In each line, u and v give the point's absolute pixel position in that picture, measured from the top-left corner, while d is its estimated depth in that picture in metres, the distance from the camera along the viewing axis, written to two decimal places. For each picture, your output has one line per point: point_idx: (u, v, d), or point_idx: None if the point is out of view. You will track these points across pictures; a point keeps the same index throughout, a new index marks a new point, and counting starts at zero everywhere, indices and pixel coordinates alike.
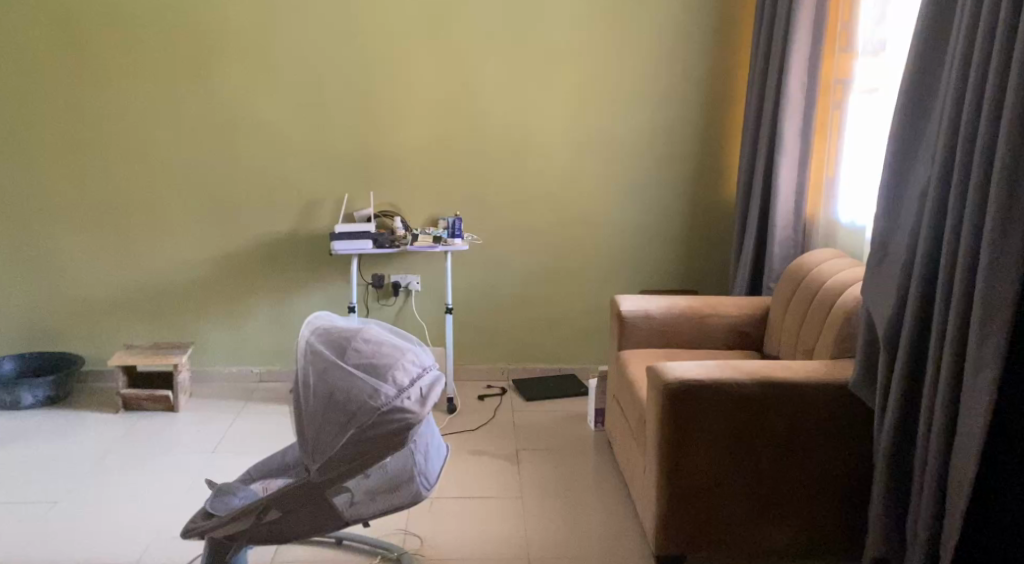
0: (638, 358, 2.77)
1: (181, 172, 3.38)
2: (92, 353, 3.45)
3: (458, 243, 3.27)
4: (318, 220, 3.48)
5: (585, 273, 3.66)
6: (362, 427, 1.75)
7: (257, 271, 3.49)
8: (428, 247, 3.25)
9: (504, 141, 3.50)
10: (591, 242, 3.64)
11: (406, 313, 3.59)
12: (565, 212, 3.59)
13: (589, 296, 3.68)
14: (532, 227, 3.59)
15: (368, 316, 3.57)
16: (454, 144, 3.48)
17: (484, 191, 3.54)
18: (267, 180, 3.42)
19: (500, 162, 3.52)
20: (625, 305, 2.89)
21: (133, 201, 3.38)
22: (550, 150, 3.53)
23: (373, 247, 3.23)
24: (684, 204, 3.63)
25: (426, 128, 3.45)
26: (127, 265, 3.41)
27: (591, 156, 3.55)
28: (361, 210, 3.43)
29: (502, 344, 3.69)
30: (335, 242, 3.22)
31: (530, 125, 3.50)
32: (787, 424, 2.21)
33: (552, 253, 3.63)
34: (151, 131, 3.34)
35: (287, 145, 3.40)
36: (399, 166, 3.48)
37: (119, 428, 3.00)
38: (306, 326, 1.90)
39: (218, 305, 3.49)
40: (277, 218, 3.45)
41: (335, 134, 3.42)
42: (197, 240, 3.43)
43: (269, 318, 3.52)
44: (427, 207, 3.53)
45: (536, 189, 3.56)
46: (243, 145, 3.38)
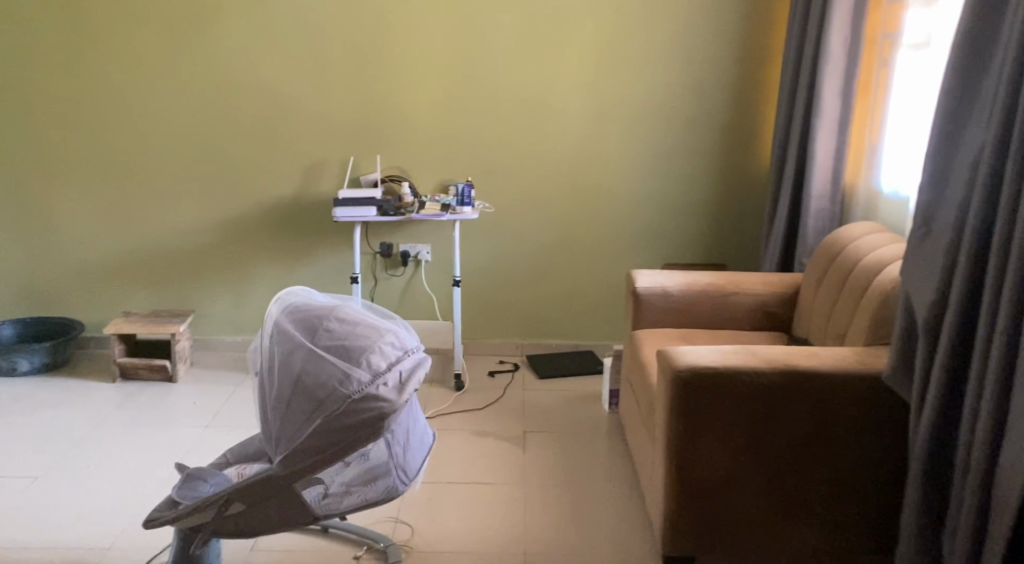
0: (653, 339, 2.56)
1: (182, 135, 3.24)
2: (95, 319, 3.38)
3: (467, 210, 3.08)
4: (323, 185, 3.32)
5: (604, 244, 3.45)
6: (331, 416, 1.61)
7: (261, 239, 3.36)
8: (434, 215, 3.05)
9: (519, 102, 3.27)
10: (612, 211, 3.41)
11: (416, 284, 3.43)
12: (584, 178, 3.37)
13: (608, 269, 3.47)
14: (549, 194, 3.38)
15: (375, 286, 3.43)
16: (466, 106, 3.27)
17: (498, 156, 3.33)
18: (271, 143, 3.27)
19: (515, 125, 3.30)
20: (641, 281, 2.68)
21: (133, 165, 3.26)
22: (569, 112, 3.29)
23: (376, 215, 3.06)
24: (713, 171, 3.37)
25: (437, 89, 3.24)
26: (129, 229, 3.31)
27: (613, 119, 3.31)
28: (367, 175, 3.26)
29: (516, 318, 3.51)
30: (337, 209, 3.05)
31: (548, 85, 3.26)
32: (812, 417, 2.00)
33: (570, 223, 3.42)
34: (150, 91, 3.19)
35: (290, 106, 3.23)
36: (408, 129, 3.28)
37: (116, 398, 2.92)
38: (275, 302, 1.74)
39: (223, 273, 3.38)
40: (281, 183, 3.31)
41: (341, 94, 3.23)
42: (199, 206, 3.31)
43: (274, 286, 3.40)
44: (437, 173, 3.34)
45: (554, 154, 3.34)
46: (246, 106, 3.22)
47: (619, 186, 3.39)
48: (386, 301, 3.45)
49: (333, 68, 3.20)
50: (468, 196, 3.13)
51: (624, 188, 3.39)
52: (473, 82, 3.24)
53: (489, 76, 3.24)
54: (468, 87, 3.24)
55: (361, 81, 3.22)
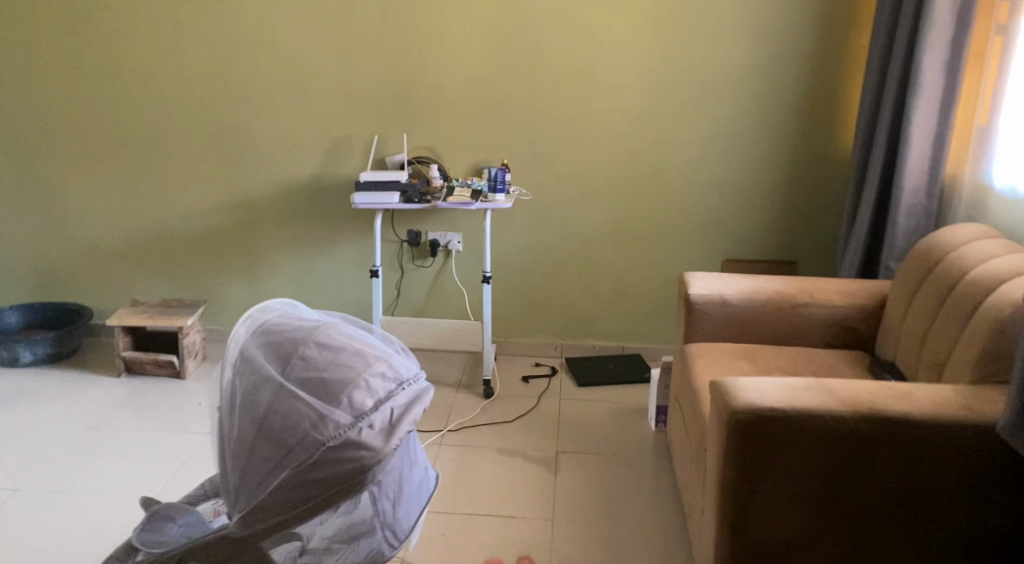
0: (708, 356, 2.19)
1: (193, 111, 2.99)
2: (107, 305, 3.19)
3: (500, 199, 2.73)
4: (345, 166, 3.02)
5: (656, 235, 3.07)
6: (300, 468, 1.31)
7: (280, 224, 3.10)
8: (463, 204, 2.70)
9: (563, 75, 2.89)
10: (666, 200, 3.03)
11: (446, 277, 3.12)
12: (635, 162, 2.98)
13: (660, 263, 3.09)
14: (595, 180, 3.01)
15: (402, 278, 3.13)
16: (503, 79, 2.91)
17: (537, 136, 2.97)
18: (289, 120, 2.98)
19: (558, 101, 2.93)
20: (696, 286, 2.28)
21: (143, 143, 3.03)
22: (620, 87, 2.90)
23: (399, 202, 2.73)
24: (785, 155, 2.94)
25: (470, 60, 2.89)
26: (140, 210, 3.10)
27: (670, 95, 2.90)
28: (393, 156, 2.94)
29: (555, 316, 3.17)
30: (356, 195, 2.74)
31: (596, 56, 2.87)
32: (903, 474, 1.62)
33: (618, 212, 3.05)
34: (158, 63, 2.93)
35: (309, 79, 2.93)
36: (438, 105, 2.95)
37: (118, 397, 2.72)
38: (243, 323, 1.45)
39: (240, 260, 3.15)
40: (300, 164, 3.03)
41: (365, 65, 2.91)
42: (214, 187, 3.07)
43: (294, 275, 3.15)
44: (471, 154, 3.00)
45: (601, 135, 2.96)
46: (261, 79, 2.94)
47: (675, 172, 2.99)
48: (414, 294, 3.16)
49: (355, 37, 2.88)
50: (501, 180, 2.77)
51: (681, 173, 2.99)
52: (510, 53, 2.88)
53: (528, 45, 2.87)
54: (505, 57, 2.88)
55: (386, 51, 2.90)
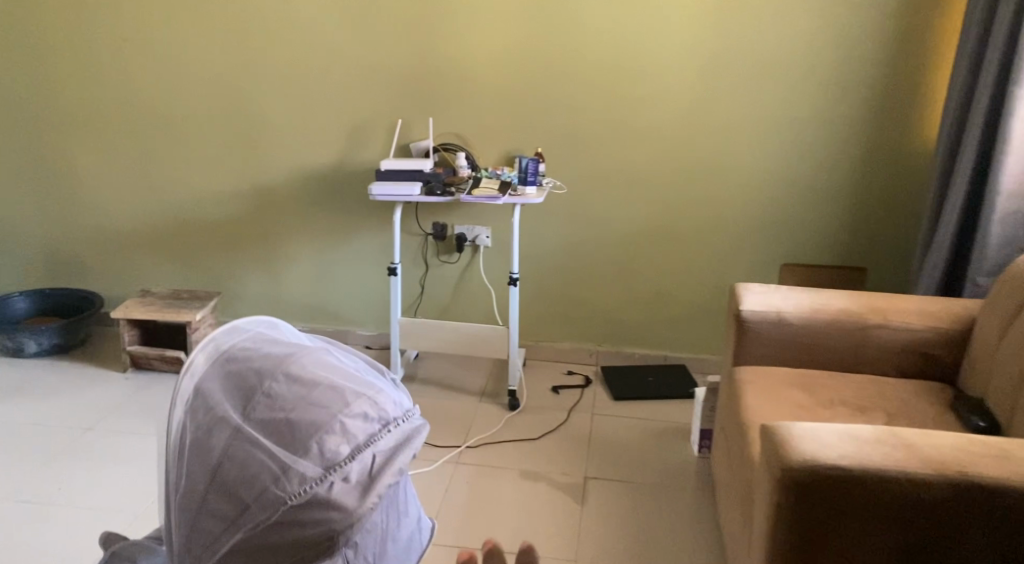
0: (759, 383, 1.89)
1: (207, 92, 2.79)
2: (121, 294, 3.06)
3: (530, 193, 2.47)
4: (366, 152, 2.80)
5: (705, 235, 2.76)
6: (258, 530, 1.10)
7: (298, 213, 2.90)
8: (490, 198, 2.45)
9: (606, 56, 2.60)
10: (718, 196, 2.72)
11: (473, 273, 2.89)
12: (684, 153, 2.68)
13: (708, 266, 2.79)
14: (639, 172, 2.72)
15: (426, 273, 2.92)
16: (538, 59, 2.63)
17: (576, 123, 2.69)
18: (307, 102, 2.76)
19: (599, 85, 2.63)
20: (747, 301, 1.98)
21: (156, 125, 2.86)
22: (669, 69, 2.59)
23: (420, 194, 2.49)
24: (855, 148, 2.60)
25: (502, 38, 2.62)
26: (153, 195, 2.94)
27: (726, 79, 2.58)
28: (418, 142, 2.70)
29: (590, 320, 2.90)
30: (374, 186, 2.51)
31: (642, 35, 2.57)
32: (993, 550, 1.32)
33: (663, 208, 2.75)
34: (170, 40, 2.74)
35: (328, 58, 2.70)
36: (467, 88, 2.69)
37: (121, 393, 2.57)
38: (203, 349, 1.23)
39: (257, 250, 2.96)
40: (319, 149, 2.82)
41: (388, 43, 2.67)
42: (229, 173, 2.89)
43: (313, 267, 2.95)
44: (502, 141, 2.74)
45: (646, 123, 2.66)
46: (277, 57, 2.72)
47: (728, 165, 2.68)
48: (439, 291, 2.94)
49: (378, 11, 2.64)
50: (531, 171, 2.53)
51: (736, 167, 2.68)
52: (547, 31, 2.60)
53: (567, 22, 2.58)
54: (541, 35, 2.60)
55: (411, 27, 2.64)
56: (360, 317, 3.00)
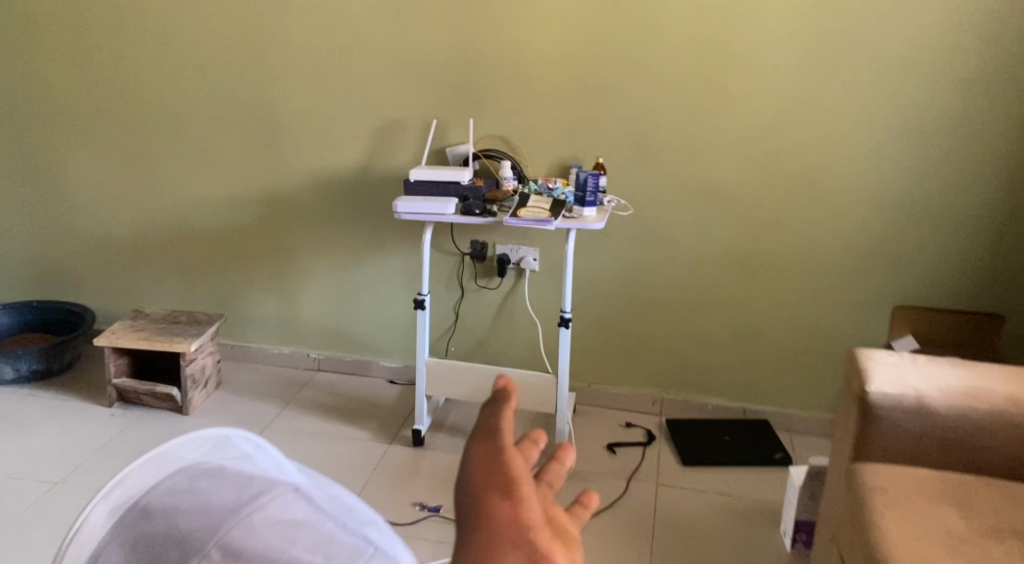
0: (895, 497, 1.41)
1: (213, 85, 2.41)
2: (117, 308, 2.71)
3: (590, 218, 2.00)
4: (395, 157, 2.38)
5: (799, 267, 2.27)
6: None
7: (316, 224, 2.50)
8: (540, 222, 1.98)
9: (686, 47, 2.12)
10: (818, 221, 2.22)
11: (516, 302, 2.46)
12: (778, 168, 2.19)
13: (801, 304, 2.30)
14: (721, 190, 2.24)
15: (462, 299, 2.50)
16: (602, 50, 2.16)
17: (645, 128, 2.21)
18: (327, 97, 2.36)
19: (676, 82, 2.15)
20: (880, 379, 1.49)
21: (157, 121, 2.48)
22: (764, 65, 2.10)
23: (455, 214, 2.05)
24: (1000, 168, 2.07)
25: (560, 25, 2.16)
26: (153, 200, 2.57)
27: (836, 79, 2.08)
28: (455, 147, 2.27)
29: (653, 361, 2.44)
30: (399, 203, 2.07)
31: (731, 23, 2.08)
32: None
33: (749, 233, 2.26)
34: (173, 24, 2.37)
35: (352, 45, 2.29)
36: (515, 83, 2.24)
37: (104, 433, 2.21)
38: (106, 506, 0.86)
39: (269, 265, 2.58)
40: (340, 152, 2.41)
41: (422, 28, 2.24)
42: (237, 178, 2.50)
43: (332, 287, 2.56)
44: (556, 148, 2.28)
45: (733, 131, 2.17)
46: (293, 44, 2.32)
47: (833, 183, 2.18)
48: (476, 321, 2.51)
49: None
50: (591, 188, 2.04)
51: (842, 186, 2.17)
52: (614, 16, 2.13)
53: (639, 5, 2.11)
54: (606, 21, 2.13)
55: (450, 8, 2.21)
56: (384, 347, 2.59)
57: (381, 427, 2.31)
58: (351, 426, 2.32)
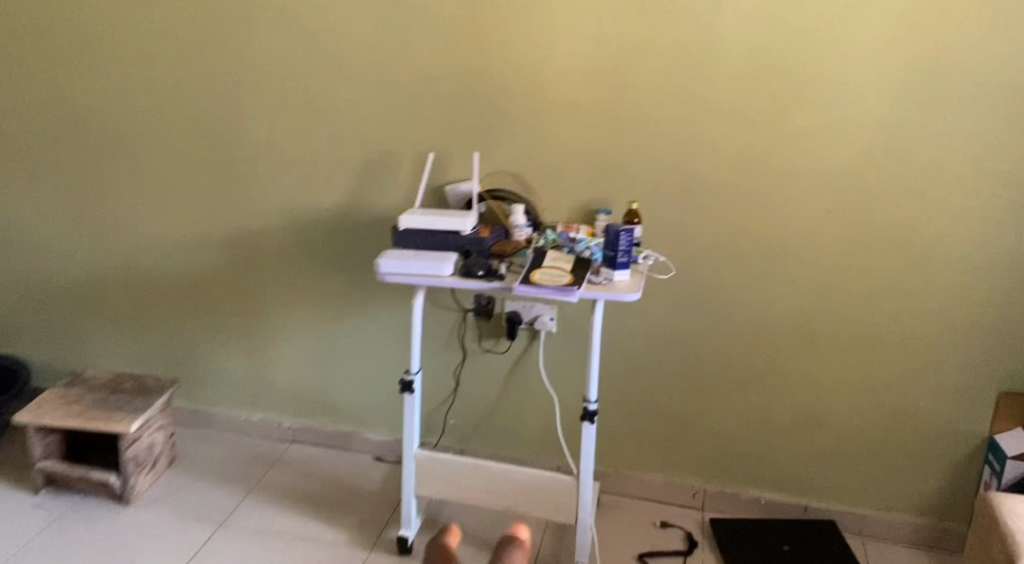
0: None
1: (168, 106, 2.02)
2: (61, 364, 2.32)
3: (623, 289, 1.56)
4: (385, 197, 1.98)
5: (876, 339, 1.84)
6: None
7: (291, 272, 2.11)
8: (559, 292, 1.56)
9: (742, 68, 1.70)
10: (903, 285, 1.79)
11: (527, 370, 2.04)
12: (854, 220, 1.76)
13: (877, 384, 1.87)
14: (781, 244, 1.81)
15: (463, 362, 2.07)
16: (637, 72, 1.76)
17: (689, 169, 1.80)
18: (303, 122, 1.96)
19: (728, 112, 1.74)
20: None
21: (102, 148, 2.09)
22: (840, 92, 1.68)
23: (454, 278, 1.63)
24: None
25: (586, 42, 1.76)
26: (99, 240, 2.17)
27: (933, 112, 1.65)
28: (456, 185, 1.88)
29: (693, 445, 2.02)
30: (383, 265, 1.64)
31: (800, 38, 1.66)
32: None
33: (814, 297, 1.84)
34: (119, 33, 1.98)
35: (332, 62, 1.89)
36: (529, 110, 1.83)
37: (23, 534, 1.81)
38: None
39: (234, 318, 2.18)
40: (318, 188, 2.01)
41: (417, 42, 1.84)
42: (196, 216, 2.10)
43: (308, 346, 2.16)
44: (579, 190, 1.87)
45: (799, 172, 1.75)
46: (262, 58, 1.93)
47: (924, 241, 1.74)
48: (479, 391, 2.09)
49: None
50: (624, 246, 1.60)
51: (937, 243, 1.74)
52: (653, 31, 1.72)
53: (684, 16, 1.70)
54: (643, 38, 1.73)
55: (450, 17, 1.80)
56: (369, 417, 2.18)
57: (360, 525, 1.90)
58: (324, 523, 1.90)
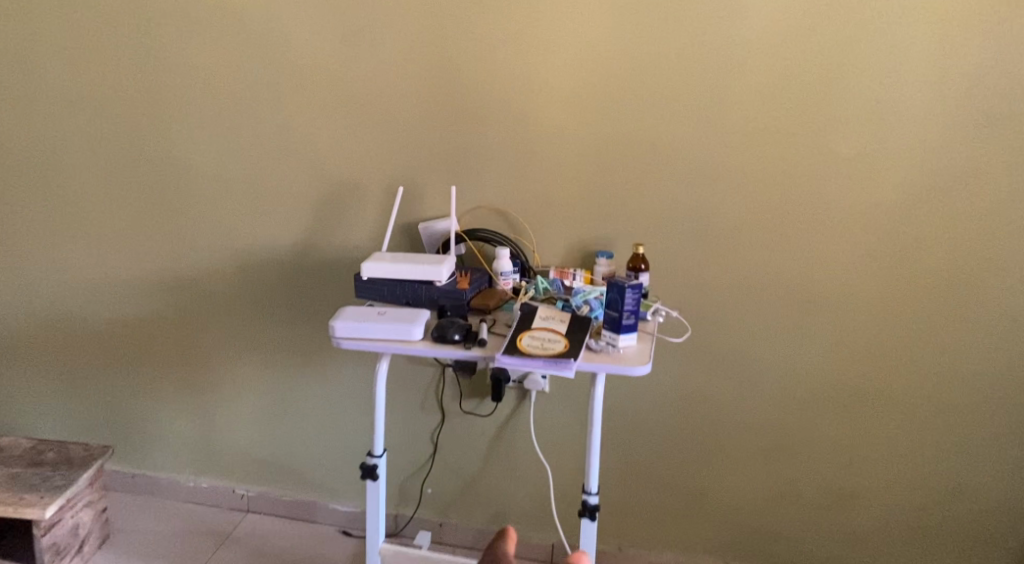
0: None
1: (98, 130, 1.74)
2: None
3: (629, 361, 1.27)
4: (349, 237, 1.70)
5: (921, 404, 1.58)
6: None
7: (242, 322, 1.82)
8: (551, 365, 1.27)
9: (764, 88, 1.46)
10: (953, 339, 1.53)
11: (515, 435, 1.76)
12: (896, 267, 1.51)
13: (922, 455, 1.61)
14: (811, 296, 1.55)
15: (441, 425, 1.79)
16: (642, 91, 1.50)
17: (703, 209, 1.53)
18: (254, 149, 1.69)
19: (748, 138, 1.49)
20: None
21: (17, 178, 1.80)
22: (879, 116, 1.44)
23: (425, 344, 1.34)
24: None
25: (582, 62, 1.51)
26: (20, 284, 1.88)
27: (987, 146, 1.42)
28: (432, 223, 1.61)
29: (707, 523, 1.74)
30: (338, 326, 1.35)
31: (831, 53, 1.42)
32: None
33: (850, 356, 1.57)
34: (43, 49, 1.71)
35: (287, 79, 1.63)
36: (516, 137, 1.57)
37: None
38: None
39: (177, 372, 1.89)
40: (272, 223, 1.73)
41: (385, 56, 1.58)
42: (132, 257, 1.82)
43: (263, 404, 1.87)
44: (575, 230, 1.60)
45: (832, 209, 1.49)
46: (205, 74, 1.66)
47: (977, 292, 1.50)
48: (460, 457, 1.81)
49: (367, 6, 1.56)
50: (629, 306, 1.31)
51: (992, 294, 1.49)
52: (661, 51, 1.47)
53: (696, 27, 1.45)
54: (650, 59, 1.48)
55: (423, 26, 1.55)
56: (334, 485, 1.90)
57: None
58: None
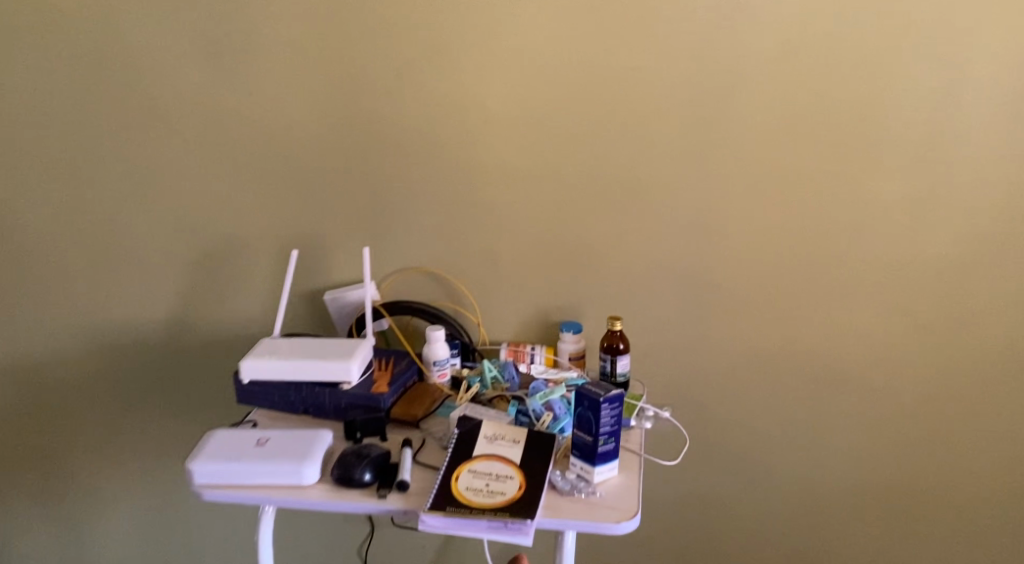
0: None
1: None
2: None
3: (606, 515, 0.90)
4: (237, 314, 1.30)
5: (967, 506, 1.26)
6: None
7: (107, 421, 1.41)
8: (496, 527, 0.88)
9: (777, 115, 1.11)
10: (1019, 426, 1.20)
11: (464, 548, 1.40)
12: (940, 343, 1.18)
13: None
14: (831, 378, 1.21)
15: (371, 538, 1.42)
16: (615, 122, 1.13)
17: (693, 274, 1.19)
18: (105, 205, 1.28)
19: (757, 181, 1.13)
20: None
21: None
22: (923, 153, 1.10)
23: (318, 494, 0.94)
24: None
25: (532, 90, 1.14)
26: None
27: None
28: (342, 292, 1.21)
29: None
30: (196, 470, 0.96)
31: (862, 74, 1.08)
32: None
33: (881, 449, 1.24)
34: None
35: (144, 114, 1.22)
36: (448, 186, 1.19)
37: None
38: None
39: (30, 483, 1.47)
40: (137, 295, 1.32)
41: (272, 76, 1.18)
42: None
43: (143, 517, 1.47)
44: (530, 301, 1.23)
45: (860, 270, 1.16)
46: (33, 106, 1.24)
47: None
48: None
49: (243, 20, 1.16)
50: (604, 426, 0.94)
51: None
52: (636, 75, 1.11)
53: (683, 44, 1.09)
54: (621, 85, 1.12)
55: (320, 36, 1.15)
56: None
57: None
58: None
